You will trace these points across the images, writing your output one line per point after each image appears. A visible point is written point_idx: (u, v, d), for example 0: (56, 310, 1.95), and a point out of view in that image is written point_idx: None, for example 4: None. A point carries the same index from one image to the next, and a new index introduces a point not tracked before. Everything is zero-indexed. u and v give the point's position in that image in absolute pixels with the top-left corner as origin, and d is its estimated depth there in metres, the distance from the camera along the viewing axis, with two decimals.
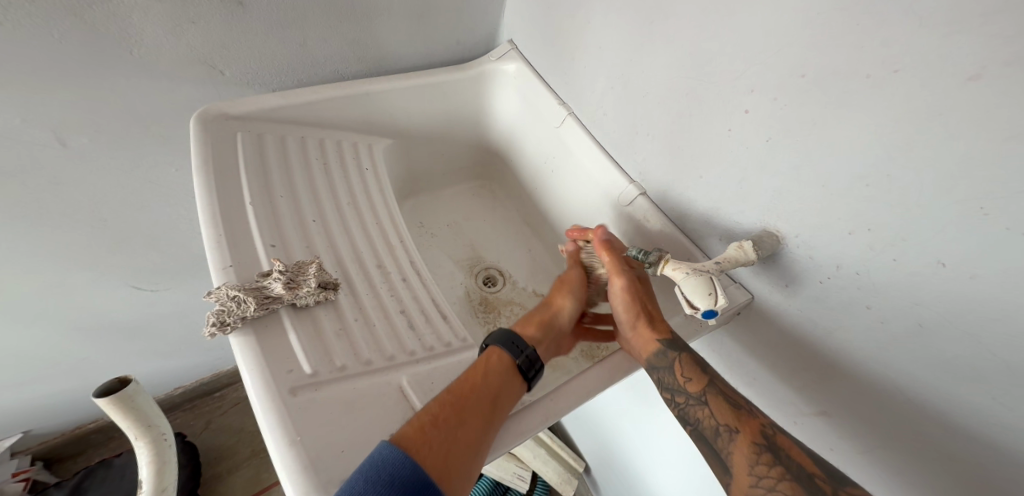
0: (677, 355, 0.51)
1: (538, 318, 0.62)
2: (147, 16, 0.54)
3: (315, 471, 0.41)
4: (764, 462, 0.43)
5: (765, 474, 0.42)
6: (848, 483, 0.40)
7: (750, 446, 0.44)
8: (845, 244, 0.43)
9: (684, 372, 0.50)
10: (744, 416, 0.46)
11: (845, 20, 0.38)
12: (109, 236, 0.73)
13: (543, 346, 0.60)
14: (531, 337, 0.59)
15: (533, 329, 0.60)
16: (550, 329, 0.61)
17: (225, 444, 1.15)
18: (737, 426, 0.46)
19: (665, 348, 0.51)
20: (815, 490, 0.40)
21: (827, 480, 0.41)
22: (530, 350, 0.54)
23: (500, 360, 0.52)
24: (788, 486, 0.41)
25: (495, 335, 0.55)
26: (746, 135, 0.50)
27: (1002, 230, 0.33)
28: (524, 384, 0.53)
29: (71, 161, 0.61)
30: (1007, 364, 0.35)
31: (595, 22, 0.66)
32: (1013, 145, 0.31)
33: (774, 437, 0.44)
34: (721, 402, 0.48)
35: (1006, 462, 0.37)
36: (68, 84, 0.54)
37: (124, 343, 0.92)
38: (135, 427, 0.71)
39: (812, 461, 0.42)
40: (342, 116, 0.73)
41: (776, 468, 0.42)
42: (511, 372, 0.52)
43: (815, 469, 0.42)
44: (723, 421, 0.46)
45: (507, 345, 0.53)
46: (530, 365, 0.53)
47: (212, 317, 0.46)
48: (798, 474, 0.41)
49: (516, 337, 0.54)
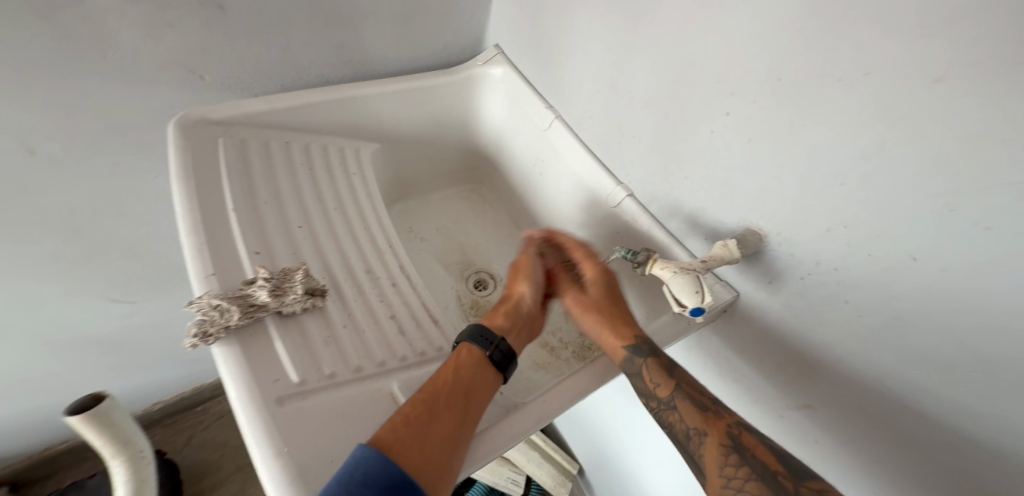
0: (644, 361, 0.51)
1: (503, 309, 0.60)
2: (123, 19, 0.53)
3: (302, 482, 0.40)
4: (732, 463, 0.43)
5: (733, 475, 0.42)
6: (810, 478, 0.41)
7: (719, 448, 0.44)
8: (824, 240, 0.45)
9: (653, 377, 0.50)
10: (711, 417, 0.46)
11: (819, 25, 0.39)
12: (84, 247, 0.70)
13: (514, 334, 0.57)
14: (498, 327, 0.57)
15: (500, 319, 0.58)
16: (517, 320, 0.59)
17: (208, 460, 1.11)
18: (705, 428, 0.46)
19: (631, 355, 0.52)
20: (780, 490, 0.40)
21: (790, 478, 0.41)
22: (500, 341, 0.53)
23: (471, 354, 0.51)
24: (755, 487, 0.41)
25: (464, 331, 0.54)
26: (728, 136, 0.51)
27: (970, 227, 0.34)
28: (497, 375, 0.52)
29: (42, 171, 0.58)
30: (977, 353, 0.36)
31: (580, 26, 0.67)
32: (977, 143, 0.32)
33: (740, 437, 0.44)
34: (689, 405, 0.48)
35: (980, 447, 0.39)
36: (40, 90, 0.53)
37: (98, 358, 0.89)
38: (110, 445, 0.68)
39: (776, 459, 0.43)
40: (328, 120, 0.72)
41: (743, 468, 0.42)
42: (484, 366, 0.51)
43: (779, 467, 0.42)
44: (692, 424, 0.47)
45: (477, 338, 0.52)
46: (503, 356, 0.52)
47: (194, 327, 0.45)
48: (764, 474, 0.42)
49: (486, 330, 0.53)
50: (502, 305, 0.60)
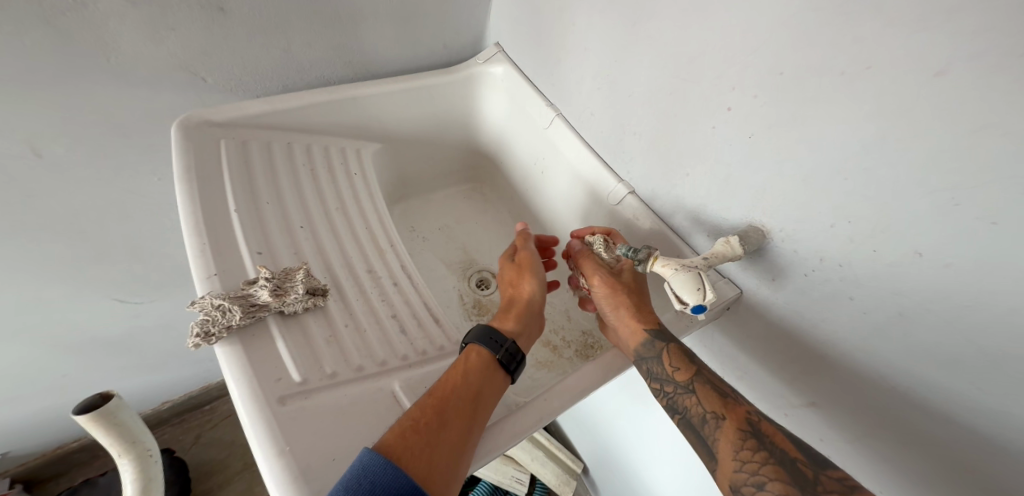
0: (665, 345, 0.51)
1: (514, 310, 0.59)
2: (124, 22, 0.53)
3: (304, 481, 0.40)
4: (748, 447, 0.42)
5: (748, 459, 0.42)
6: (830, 467, 0.41)
7: (736, 432, 0.44)
8: (827, 236, 0.44)
9: (672, 362, 0.50)
10: (730, 404, 0.46)
11: (819, 20, 0.39)
12: (90, 249, 0.71)
13: (525, 336, 0.57)
14: (509, 331, 0.56)
15: (511, 322, 0.57)
16: (529, 320, 0.59)
17: (216, 459, 1.12)
18: (723, 413, 0.46)
19: (652, 338, 0.52)
20: (798, 475, 0.40)
21: (810, 466, 0.41)
22: (509, 343, 0.53)
23: (478, 358, 0.51)
24: (772, 471, 0.40)
25: (472, 332, 0.54)
26: (730, 132, 0.50)
27: (974, 221, 0.34)
28: (507, 377, 0.52)
29: (47, 173, 0.59)
30: (982, 349, 0.36)
31: (580, 24, 0.66)
32: (980, 137, 0.32)
33: (759, 424, 0.44)
34: (708, 390, 0.48)
35: (986, 445, 0.38)
36: (43, 93, 0.53)
37: (106, 358, 0.90)
38: (118, 444, 0.69)
39: (795, 447, 0.42)
40: (330, 121, 0.73)
41: (760, 453, 0.42)
42: (492, 367, 0.51)
43: (798, 454, 0.42)
44: (709, 408, 0.46)
45: (486, 340, 0.52)
46: (511, 357, 0.52)
47: (197, 327, 0.45)
48: (781, 459, 0.41)
49: (494, 332, 0.53)
50: (512, 308, 0.60)
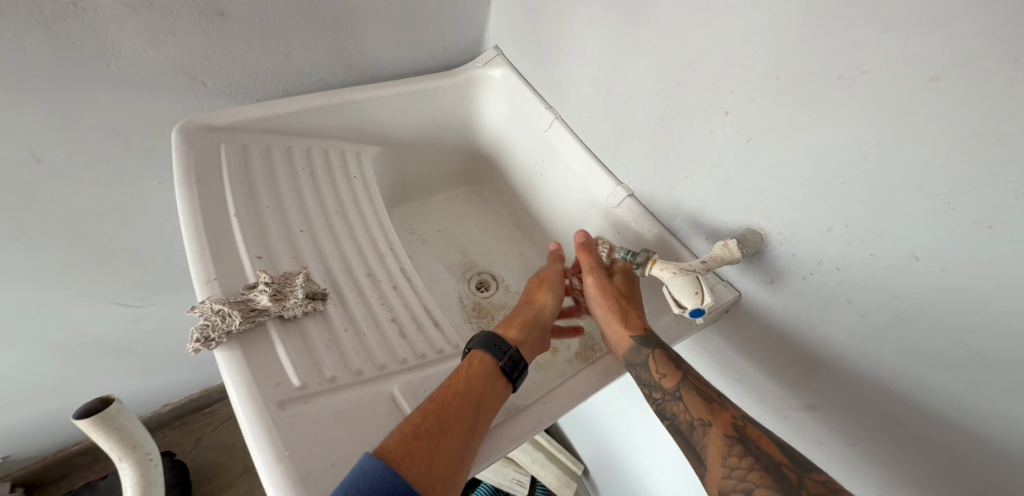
0: (651, 351, 0.52)
1: (519, 319, 0.59)
2: (125, 28, 0.53)
3: (304, 485, 0.40)
4: (735, 453, 0.43)
5: (736, 465, 0.42)
6: (814, 470, 0.41)
7: (723, 438, 0.44)
8: (824, 240, 0.44)
9: (659, 368, 0.50)
10: (716, 409, 0.46)
11: (816, 24, 0.39)
12: (90, 253, 0.71)
13: (528, 346, 0.57)
14: (513, 339, 0.56)
15: (515, 330, 0.57)
16: (532, 330, 0.59)
17: (216, 461, 1.12)
18: (710, 419, 0.46)
19: (638, 344, 0.53)
20: (783, 479, 0.40)
21: (794, 469, 0.41)
22: (513, 350, 0.53)
23: (482, 363, 0.51)
24: (758, 477, 0.41)
25: (477, 338, 0.54)
26: (728, 136, 0.51)
27: (969, 224, 0.34)
28: (508, 385, 0.52)
29: (48, 177, 0.59)
30: (979, 352, 0.36)
31: (578, 28, 0.67)
32: (976, 141, 0.32)
33: (745, 428, 0.45)
34: (694, 396, 0.48)
35: (984, 447, 0.38)
36: (45, 99, 0.53)
37: (106, 361, 0.90)
38: (119, 448, 0.69)
39: (780, 451, 0.43)
40: (330, 125, 0.73)
41: (747, 458, 0.42)
42: (494, 375, 0.51)
43: (783, 458, 0.42)
44: (696, 414, 0.46)
45: (489, 347, 0.53)
46: (514, 366, 0.53)
47: (197, 332, 0.45)
48: (767, 464, 0.42)
49: (498, 339, 0.54)
50: (516, 317, 0.60)
